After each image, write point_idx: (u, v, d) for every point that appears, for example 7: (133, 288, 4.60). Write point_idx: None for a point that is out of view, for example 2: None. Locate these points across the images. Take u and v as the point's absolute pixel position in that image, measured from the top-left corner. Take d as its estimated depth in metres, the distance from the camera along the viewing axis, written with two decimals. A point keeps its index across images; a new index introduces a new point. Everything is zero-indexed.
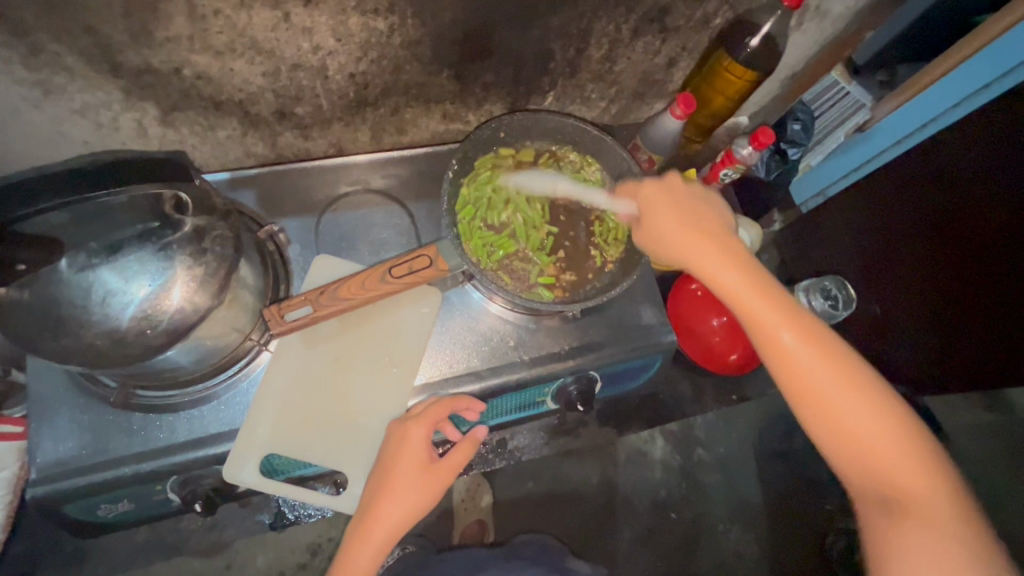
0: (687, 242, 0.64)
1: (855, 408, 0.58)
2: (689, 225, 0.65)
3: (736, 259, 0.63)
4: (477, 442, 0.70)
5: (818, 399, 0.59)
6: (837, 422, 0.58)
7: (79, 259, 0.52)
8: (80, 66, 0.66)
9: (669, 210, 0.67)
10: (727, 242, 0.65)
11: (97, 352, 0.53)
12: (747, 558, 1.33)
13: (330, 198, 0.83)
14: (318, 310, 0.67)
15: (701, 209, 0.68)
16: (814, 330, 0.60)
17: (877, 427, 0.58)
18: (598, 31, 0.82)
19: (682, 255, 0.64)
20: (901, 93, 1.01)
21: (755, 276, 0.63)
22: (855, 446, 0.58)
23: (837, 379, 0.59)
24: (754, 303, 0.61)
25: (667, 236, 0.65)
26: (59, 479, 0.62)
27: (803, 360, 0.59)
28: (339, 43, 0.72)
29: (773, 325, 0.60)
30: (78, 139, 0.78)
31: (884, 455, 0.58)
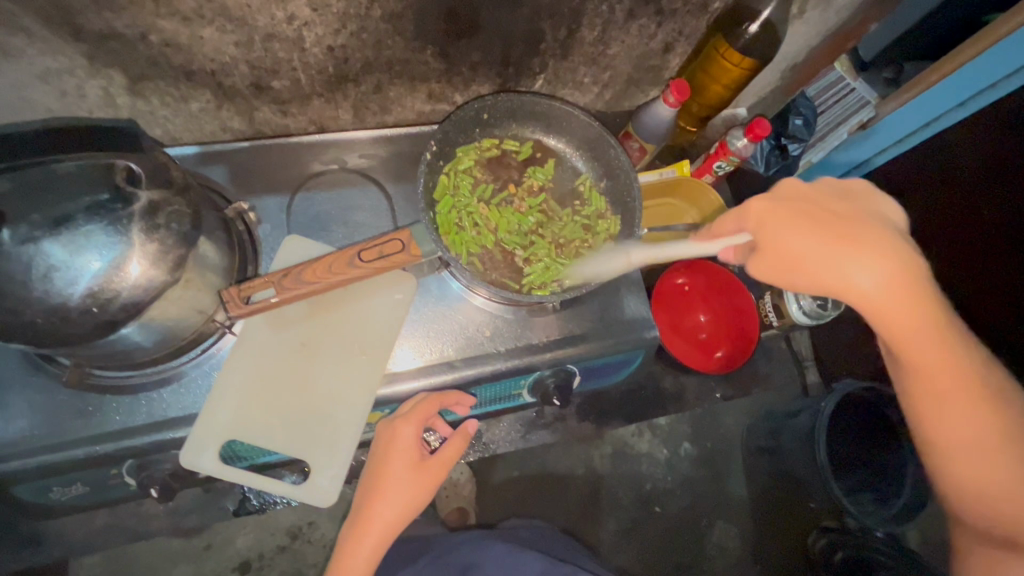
0: (847, 279, 0.53)
1: (994, 440, 0.57)
2: (849, 250, 0.53)
3: (902, 295, 0.54)
4: (467, 436, 0.74)
5: (960, 431, 0.57)
6: (974, 452, 0.57)
7: (19, 230, 0.48)
8: (39, 28, 0.63)
9: (803, 224, 0.55)
10: (900, 268, 0.54)
11: (37, 330, 0.50)
12: (729, 553, 1.32)
13: (304, 176, 0.80)
14: (281, 293, 0.64)
15: (863, 222, 0.55)
16: (962, 361, 0.56)
17: (1016, 457, 0.56)
18: (590, 12, 0.79)
19: (832, 288, 0.54)
20: (898, 95, 0.98)
21: (928, 323, 0.55)
22: (993, 484, 0.57)
23: (987, 426, 0.56)
24: (914, 338, 0.55)
25: (802, 262, 0.54)
26: (3, 461, 0.60)
27: (958, 411, 0.57)
28: (316, 13, 0.68)
29: (931, 366, 0.56)
30: (43, 107, 0.75)
31: (1009, 494, 0.57)
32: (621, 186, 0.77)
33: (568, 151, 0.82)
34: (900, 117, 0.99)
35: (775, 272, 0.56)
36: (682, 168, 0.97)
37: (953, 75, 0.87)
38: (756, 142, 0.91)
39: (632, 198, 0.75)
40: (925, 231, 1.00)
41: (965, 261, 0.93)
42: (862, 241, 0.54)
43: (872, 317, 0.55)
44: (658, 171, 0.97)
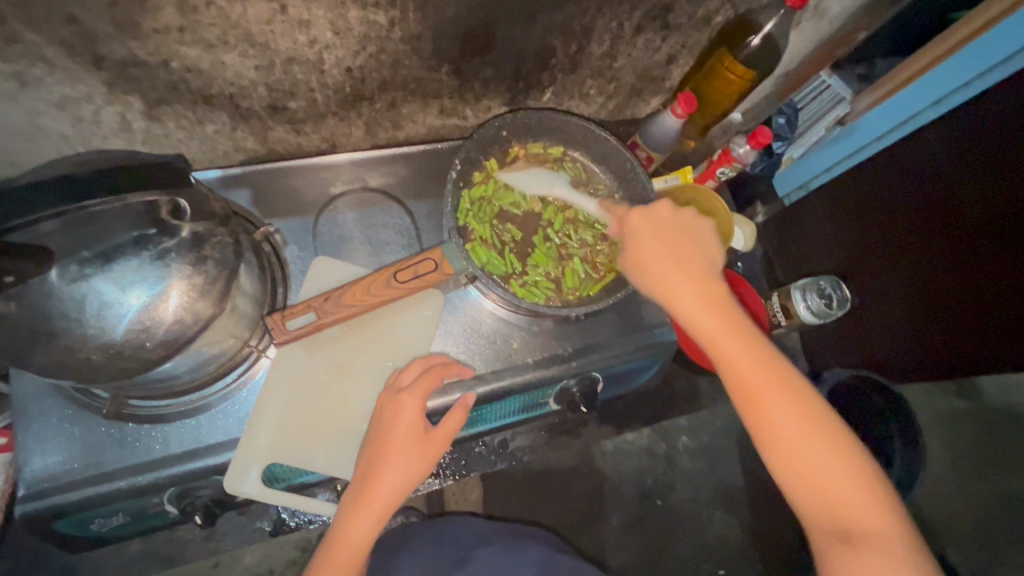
0: (673, 285, 0.61)
1: (834, 456, 0.56)
2: (670, 256, 0.63)
3: (712, 298, 0.61)
4: (468, 408, 0.68)
5: (792, 441, 0.56)
6: (805, 462, 0.56)
7: (70, 269, 0.50)
8: (60, 58, 0.61)
9: (661, 243, 0.64)
10: (710, 286, 0.62)
11: (93, 367, 0.52)
12: (730, 543, 1.30)
13: (325, 198, 0.82)
14: (322, 317, 0.66)
15: (687, 244, 0.64)
16: (788, 376, 0.58)
17: (841, 470, 0.56)
18: (600, 28, 0.81)
19: (664, 295, 0.61)
20: (872, 91, 1.02)
21: (738, 321, 0.60)
22: (812, 478, 0.56)
23: (798, 414, 0.57)
24: (725, 338, 0.59)
25: (649, 269, 0.63)
26: (52, 494, 0.61)
27: (774, 402, 0.57)
28: (338, 37, 0.68)
29: (759, 377, 0.57)
30: (56, 133, 0.73)
31: (831, 487, 0.55)
32: (638, 199, 0.80)
33: (586, 165, 0.84)
34: (883, 111, 0.99)
35: (630, 272, 0.64)
36: (686, 175, 0.99)
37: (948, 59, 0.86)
38: (756, 148, 0.96)
39: (649, 208, 0.78)
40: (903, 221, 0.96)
41: (943, 250, 0.88)
42: (696, 268, 0.62)
43: (687, 320, 0.61)
44: (664, 179, 0.99)
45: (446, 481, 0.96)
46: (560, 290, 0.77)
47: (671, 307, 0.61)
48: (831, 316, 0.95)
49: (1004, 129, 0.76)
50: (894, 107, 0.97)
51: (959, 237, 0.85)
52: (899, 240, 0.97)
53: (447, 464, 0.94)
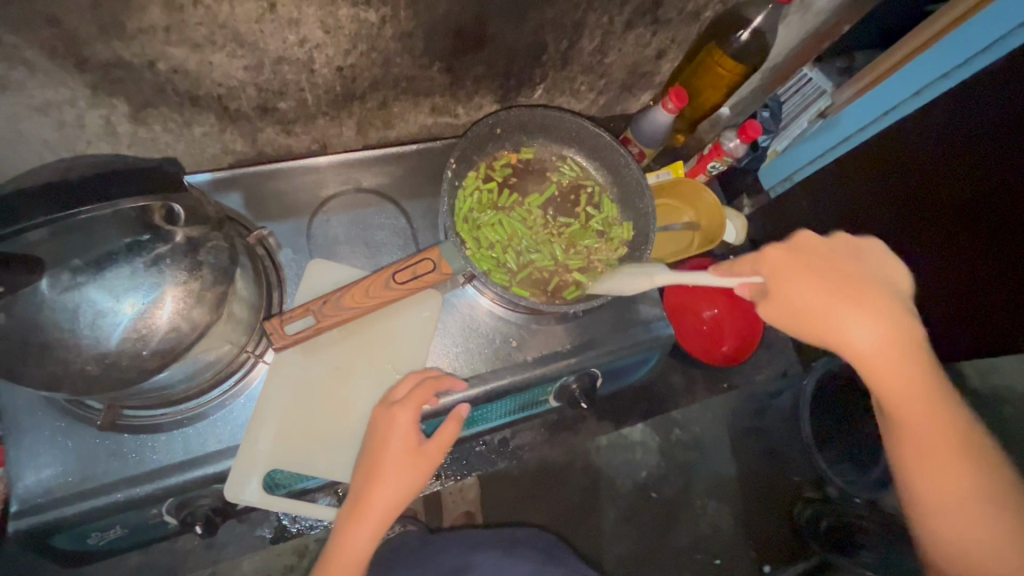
0: (843, 325, 0.52)
1: (1002, 513, 0.51)
2: (854, 298, 0.52)
3: (898, 343, 0.52)
4: (462, 421, 0.66)
5: (951, 499, 0.52)
6: (960, 517, 0.52)
7: (61, 278, 0.49)
8: (41, 60, 0.59)
9: (812, 273, 0.54)
10: (896, 326, 0.53)
11: (88, 378, 0.50)
12: (725, 532, 1.32)
13: (317, 200, 0.81)
14: (320, 320, 0.65)
15: (872, 282, 0.54)
16: (951, 426, 0.52)
17: (1000, 538, 0.51)
18: (591, 24, 0.81)
19: (828, 333, 0.52)
20: (855, 82, 1.01)
21: (913, 367, 0.52)
22: (975, 540, 0.51)
23: (965, 468, 0.52)
24: (902, 386, 0.52)
25: (812, 314, 0.52)
26: (46, 510, 0.59)
27: (948, 461, 0.52)
28: (328, 35, 0.67)
29: (914, 407, 0.52)
30: (37, 139, 0.70)
31: (1006, 554, 0.50)
32: (632, 193, 0.80)
33: (579, 162, 0.84)
34: (865, 103, 0.99)
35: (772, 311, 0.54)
36: (677, 170, 0.99)
37: (940, 45, 0.84)
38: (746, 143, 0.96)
39: (644, 203, 0.78)
40: (887, 210, 0.97)
41: (926, 237, 0.90)
42: (869, 297, 0.52)
43: (857, 364, 0.53)
44: (655, 174, 1.00)
45: (447, 482, 0.95)
46: (553, 287, 0.77)
47: (834, 343, 0.52)
48: None
49: (983, 119, 0.76)
50: (877, 98, 0.97)
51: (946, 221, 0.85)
52: (884, 228, 0.99)
53: (448, 465, 0.94)
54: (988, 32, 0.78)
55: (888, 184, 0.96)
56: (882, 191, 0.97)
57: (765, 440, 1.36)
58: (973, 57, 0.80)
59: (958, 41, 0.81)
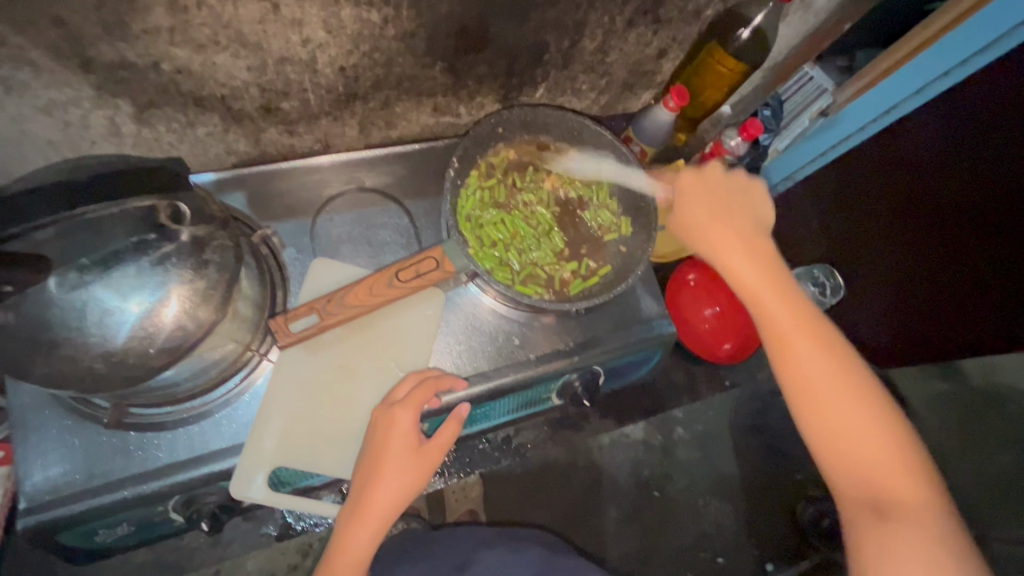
0: (719, 244, 0.64)
1: (863, 418, 0.57)
2: (726, 224, 0.65)
3: (764, 263, 0.63)
4: (462, 420, 0.68)
5: (827, 406, 0.58)
6: (832, 419, 0.57)
7: (70, 276, 0.49)
8: (47, 60, 0.59)
9: (699, 202, 0.67)
10: (761, 250, 0.64)
11: (95, 376, 0.51)
12: (727, 531, 1.32)
13: (320, 199, 0.81)
14: (325, 318, 0.66)
15: (747, 215, 0.67)
16: (820, 337, 0.60)
17: (874, 432, 0.57)
18: (592, 23, 0.81)
19: (706, 247, 0.65)
20: (855, 82, 0.98)
21: (780, 282, 0.62)
22: (846, 440, 0.57)
23: (834, 376, 0.58)
24: (768, 296, 0.61)
25: (696, 231, 0.67)
26: (53, 507, 0.60)
27: (818, 369, 0.58)
28: (331, 36, 0.67)
29: (781, 316, 0.60)
30: (43, 139, 0.71)
31: (866, 454, 0.56)
32: (633, 191, 0.81)
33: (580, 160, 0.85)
34: (861, 105, 0.97)
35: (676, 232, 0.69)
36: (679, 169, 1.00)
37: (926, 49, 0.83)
38: (747, 141, 0.96)
39: (645, 200, 0.79)
40: (892, 210, 0.97)
41: (939, 236, 0.90)
42: (742, 225, 0.65)
43: (732, 278, 0.64)
44: (657, 173, 1.00)
45: (451, 479, 0.95)
46: (556, 285, 0.77)
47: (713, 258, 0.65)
48: None
49: (995, 117, 0.76)
50: (874, 102, 0.95)
51: (955, 217, 0.86)
52: (886, 227, 1.00)
53: (449, 462, 0.94)
54: (984, 32, 0.76)
55: (891, 184, 0.96)
56: (885, 191, 0.98)
57: (768, 439, 1.36)
58: (969, 57, 0.80)
59: (958, 42, 0.79)
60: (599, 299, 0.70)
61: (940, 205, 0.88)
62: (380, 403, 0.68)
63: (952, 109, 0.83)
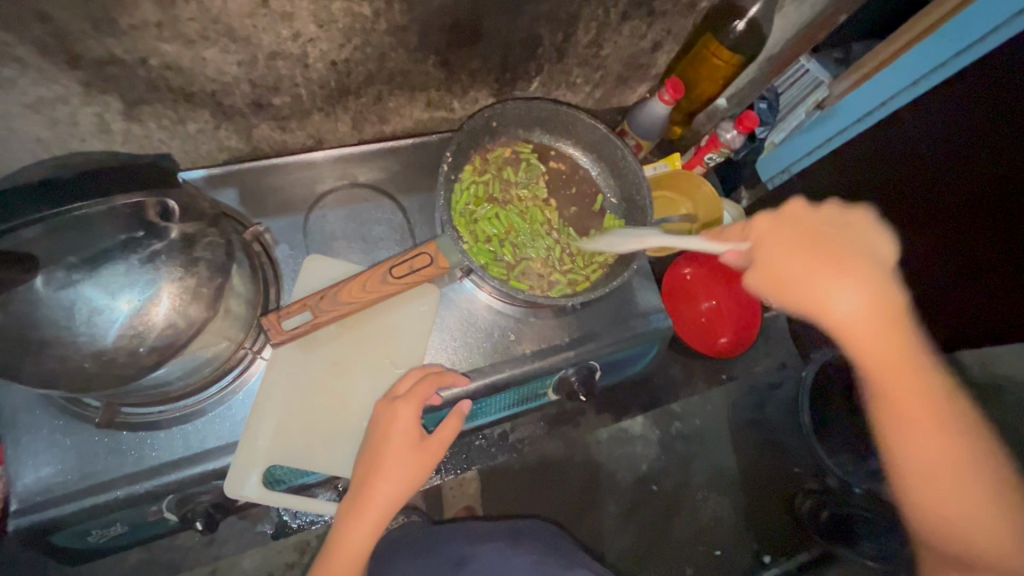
0: (826, 297, 0.52)
1: (976, 485, 0.54)
2: (832, 272, 0.53)
3: (882, 315, 0.52)
4: (463, 417, 0.67)
5: (939, 482, 0.54)
6: (943, 489, 0.54)
7: (56, 275, 0.49)
8: (33, 57, 0.58)
9: (795, 248, 0.54)
10: (883, 297, 0.52)
11: (86, 375, 0.50)
12: (726, 524, 1.32)
13: (313, 196, 0.81)
14: (317, 316, 0.65)
15: (856, 251, 0.54)
16: (939, 395, 0.53)
17: (985, 498, 0.54)
18: (586, 16, 0.80)
19: (811, 305, 0.53)
20: (849, 75, 1.01)
21: (897, 337, 0.53)
22: (958, 511, 0.54)
23: (951, 446, 0.53)
24: (883, 359, 0.52)
25: (794, 281, 0.53)
26: (45, 508, 0.59)
27: (931, 437, 0.53)
28: (322, 30, 0.66)
29: (900, 381, 0.53)
30: (31, 138, 0.70)
31: (977, 522, 0.54)
32: (629, 185, 0.80)
33: (575, 155, 0.84)
34: (857, 95, 0.99)
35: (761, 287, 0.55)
36: (675, 162, 0.99)
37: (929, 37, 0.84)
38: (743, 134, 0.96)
39: (641, 195, 0.78)
40: (898, 199, 0.95)
41: (944, 224, 0.88)
42: (854, 267, 0.53)
43: (838, 336, 0.53)
44: (653, 166, 0.99)
45: (448, 476, 0.96)
46: (552, 280, 0.77)
47: (816, 315, 0.53)
48: None
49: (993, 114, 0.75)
50: (871, 90, 0.96)
51: (961, 208, 0.84)
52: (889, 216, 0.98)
53: (447, 459, 0.94)
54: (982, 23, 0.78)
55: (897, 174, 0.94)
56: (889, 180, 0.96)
57: (765, 432, 1.36)
58: (966, 48, 0.81)
59: (956, 30, 0.80)
60: (595, 293, 0.69)
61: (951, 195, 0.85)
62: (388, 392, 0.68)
63: (948, 99, 0.83)
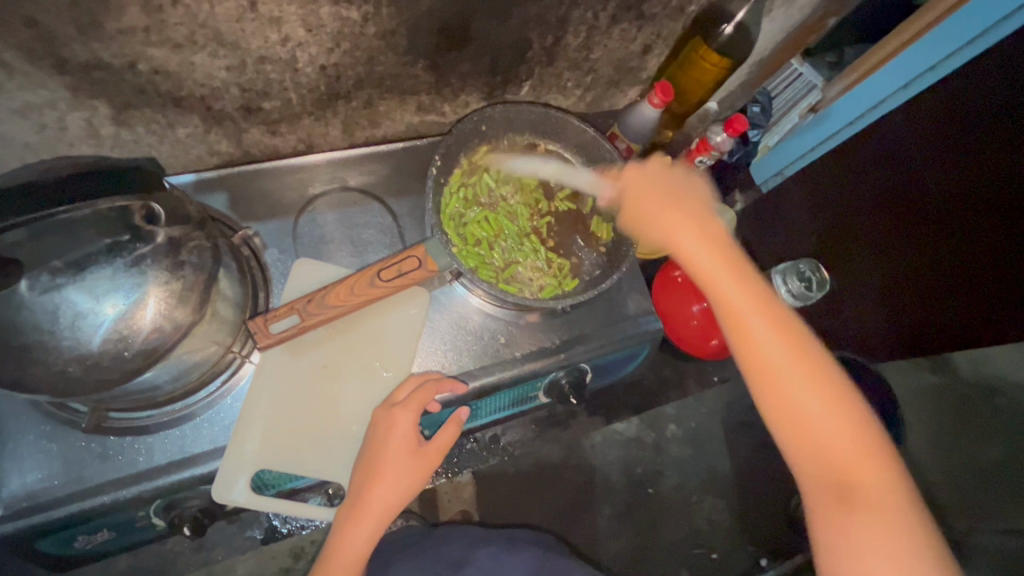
0: (672, 227, 0.63)
1: (821, 404, 0.55)
2: (672, 210, 0.65)
3: (708, 239, 0.62)
4: (461, 424, 0.69)
5: (782, 394, 0.56)
6: (792, 405, 0.56)
7: (41, 279, 0.48)
8: (20, 61, 0.58)
9: (653, 193, 0.67)
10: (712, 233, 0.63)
11: (70, 379, 0.50)
12: (722, 527, 1.32)
13: (303, 199, 0.81)
14: (305, 319, 0.65)
15: (688, 194, 0.67)
16: (778, 318, 0.58)
17: (835, 416, 0.55)
18: (575, 20, 0.81)
19: (661, 234, 0.64)
20: (843, 78, 1.01)
21: (728, 258, 0.61)
22: (807, 426, 0.55)
23: (790, 360, 0.56)
24: (714, 273, 0.60)
25: (649, 223, 0.66)
26: (30, 513, 0.59)
27: (772, 348, 0.57)
28: (311, 34, 0.67)
29: (734, 297, 0.59)
30: (19, 142, 0.70)
31: (820, 437, 0.55)
32: None
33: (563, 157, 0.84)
34: (849, 99, 1.01)
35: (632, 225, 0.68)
36: None
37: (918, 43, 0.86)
38: (733, 137, 0.96)
39: None
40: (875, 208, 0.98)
41: (913, 227, 0.91)
42: (687, 209, 0.65)
43: (685, 263, 0.62)
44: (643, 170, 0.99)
45: (440, 479, 0.97)
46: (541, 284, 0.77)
47: (668, 242, 0.63)
48: (810, 300, 0.94)
49: (982, 116, 0.75)
50: (862, 96, 0.98)
51: (924, 209, 0.87)
52: (872, 225, 1.00)
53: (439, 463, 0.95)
54: (965, 31, 0.79)
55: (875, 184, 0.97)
56: (868, 189, 0.99)
57: (760, 434, 1.36)
58: (951, 55, 0.82)
59: (941, 39, 0.82)
60: (585, 296, 0.70)
61: (915, 200, 0.89)
62: (384, 400, 0.68)
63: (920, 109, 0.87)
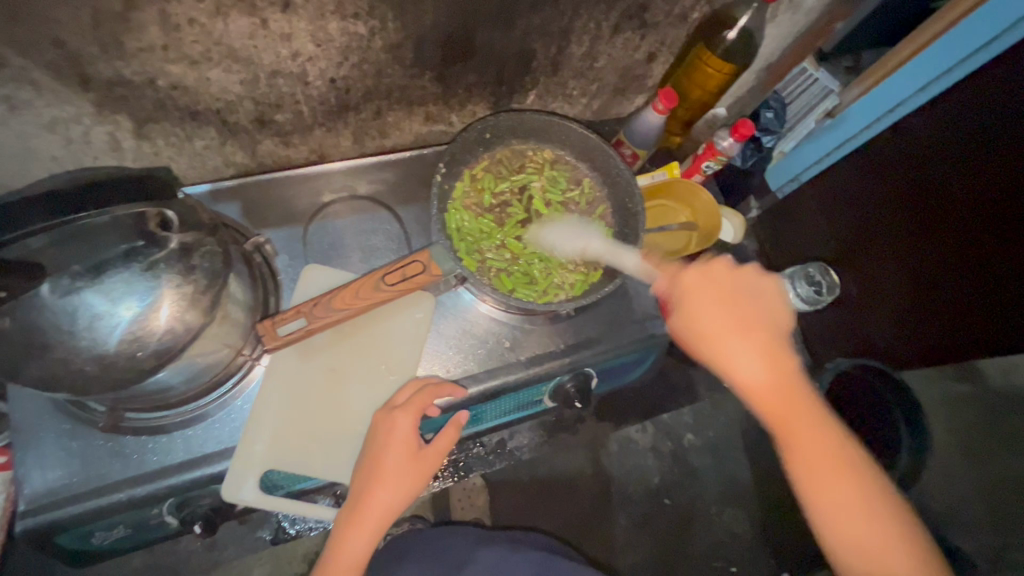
0: (727, 347, 0.59)
1: (883, 534, 0.55)
2: (733, 326, 0.59)
3: (769, 362, 0.59)
4: (460, 427, 0.68)
5: (839, 516, 0.56)
6: (852, 530, 0.55)
7: (61, 282, 0.51)
8: (48, 80, 0.62)
9: (711, 302, 0.61)
10: (771, 349, 0.60)
11: (87, 378, 0.53)
12: (742, 540, 1.29)
13: (315, 207, 0.84)
14: (311, 322, 0.67)
15: (753, 310, 0.61)
16: (840, 452, 0.57)
17: (898, 548, 0.55)
18: (578, 29, 0.82)
19: (714, 353, 0.59)
20: (861, 81, 1.00)
21: (788, 381, 0.59)
22: (867, 553, 0.55)
23: (848, 488, 0.56)
24: (771, 396, 0.58)
25: (705, 332, 0.60)
26: (51, 508, 0.61)
27: (830, 475, 0.56)
28: (320, 49, 0.69)
29: (792, 423, 0.57)
30: (47, 156, 0.74)
31: (880, 562, 0.54)
32: (621, 194, 0.81)
33: (568, 162, 0.85)
34: (867, 103, 0.98)
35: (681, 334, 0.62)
36: (673, 171, 0.97)
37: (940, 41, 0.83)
38: (740, 141, 0.95)
39: (633, 203, 0.79)
40: (898, 211, 0.95)
41: (943, 244, 0.87)
42: (750, 323, 0.60)
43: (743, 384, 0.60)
44: (651, 175, 0.98)
45: (448, 482, 0.98)
46: (546, 289, 0.78)
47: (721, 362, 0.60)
48: (822, 303, 0.93)
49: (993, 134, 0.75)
50: (878, 100, 0.97)
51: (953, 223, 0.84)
52: (893, 227, 0.97)
53: (445, 467, 0.96)
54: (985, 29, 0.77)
55: (899, 198, 0.95)
56: (891, 197, 0.96)
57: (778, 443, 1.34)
58: (974, 53, 0.80)
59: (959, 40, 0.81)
60: (582, 299, 0.69)
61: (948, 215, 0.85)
62: (387, 402, 0.69)
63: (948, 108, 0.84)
